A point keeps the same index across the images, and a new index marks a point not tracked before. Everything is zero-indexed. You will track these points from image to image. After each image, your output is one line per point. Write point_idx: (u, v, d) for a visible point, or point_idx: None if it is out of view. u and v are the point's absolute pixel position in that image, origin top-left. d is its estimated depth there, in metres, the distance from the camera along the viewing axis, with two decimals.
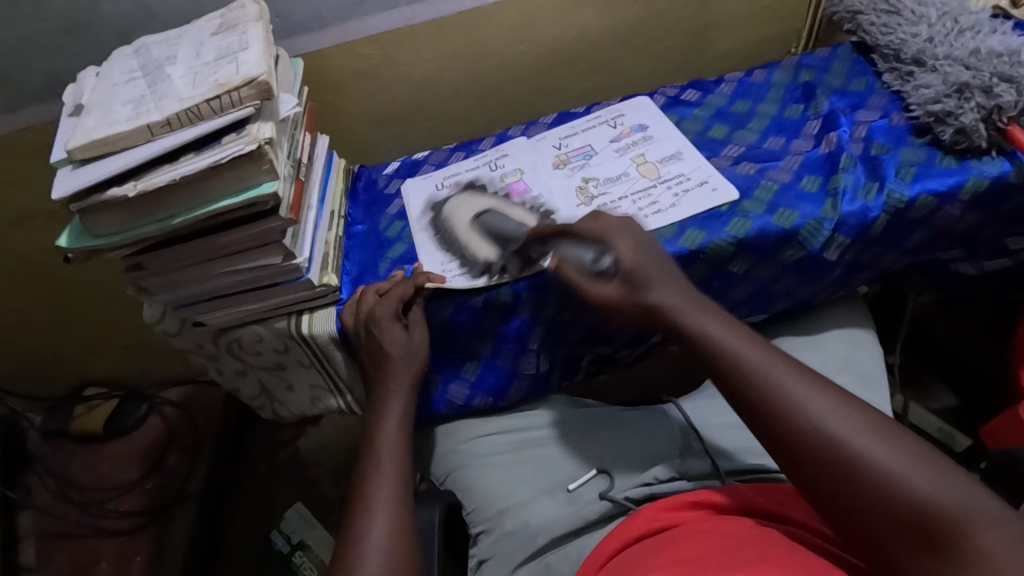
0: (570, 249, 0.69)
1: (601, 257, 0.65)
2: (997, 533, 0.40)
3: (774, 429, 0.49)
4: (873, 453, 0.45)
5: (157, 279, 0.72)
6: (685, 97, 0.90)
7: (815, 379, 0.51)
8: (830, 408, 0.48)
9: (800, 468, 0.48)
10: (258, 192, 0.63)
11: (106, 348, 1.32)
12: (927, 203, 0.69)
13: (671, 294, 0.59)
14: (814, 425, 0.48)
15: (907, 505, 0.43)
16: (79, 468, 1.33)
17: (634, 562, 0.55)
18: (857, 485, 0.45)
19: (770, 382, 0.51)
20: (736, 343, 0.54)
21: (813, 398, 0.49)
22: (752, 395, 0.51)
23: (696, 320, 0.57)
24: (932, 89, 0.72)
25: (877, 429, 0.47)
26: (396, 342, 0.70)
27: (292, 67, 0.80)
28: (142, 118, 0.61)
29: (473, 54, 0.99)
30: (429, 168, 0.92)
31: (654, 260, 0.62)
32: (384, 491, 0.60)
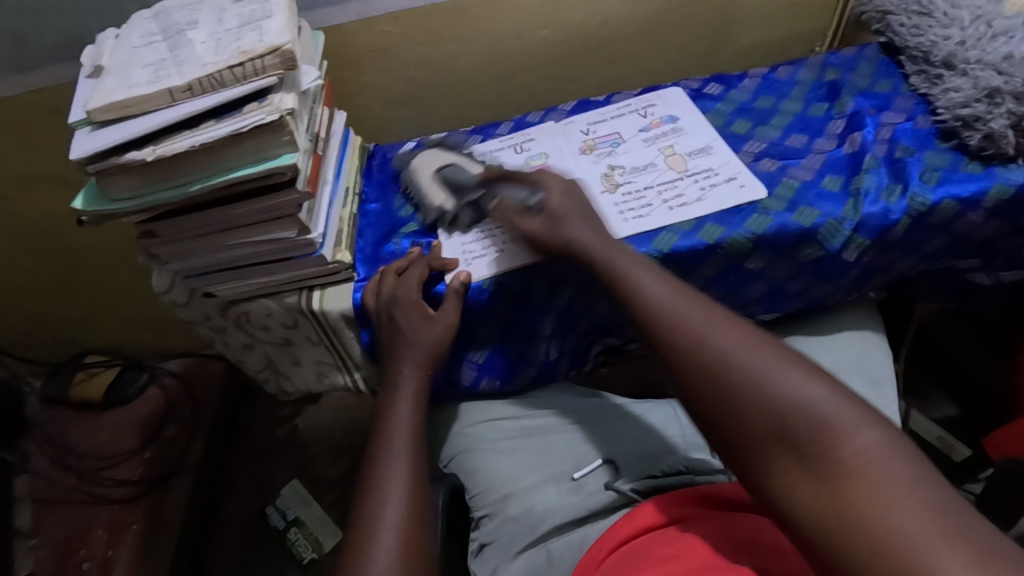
0: (506, 192, 0.74)
1: (534, 198, 0.71)
2: (862, 434, 0.42)
3: (670, 352, 0.53)
4: (748, 358, 0.49)
5: (170, 248, 0.71)
6: (707, 91, 0.89)
7: (714, 308, 0.55)
8: (714, 323, 0.53)
9: (689, 388, 0.51)
10: (277, 163, 0.62)
11: (109, 315, 1.31)
12: (949, 209, 0.69)
13: (589, 235, 0.65)
14: (702, 343, 0.51)
15: (779, 408, 0.45)
16: (77, 437, 1.33)
17: (641, 554, 0.55)
18: (734, 395, 0.48)
19: (670, 309, 0.55)
20: (650, 280, 0.59)
21: (706, 319, 0.53)
22: (652, 323, 0.56)
23: (619, 263, 0.62)
24: (960, 93, 0.71)
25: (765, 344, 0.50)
26: (416, 329, 0.70)
27: (312, 40, 0.79)
28: (163, 82, 0.60)
29: (494, 37, 0.97)
30: (446, 150, 0.91)
31: (575, 207, 0.68)
32: (397, 478, 0.60)
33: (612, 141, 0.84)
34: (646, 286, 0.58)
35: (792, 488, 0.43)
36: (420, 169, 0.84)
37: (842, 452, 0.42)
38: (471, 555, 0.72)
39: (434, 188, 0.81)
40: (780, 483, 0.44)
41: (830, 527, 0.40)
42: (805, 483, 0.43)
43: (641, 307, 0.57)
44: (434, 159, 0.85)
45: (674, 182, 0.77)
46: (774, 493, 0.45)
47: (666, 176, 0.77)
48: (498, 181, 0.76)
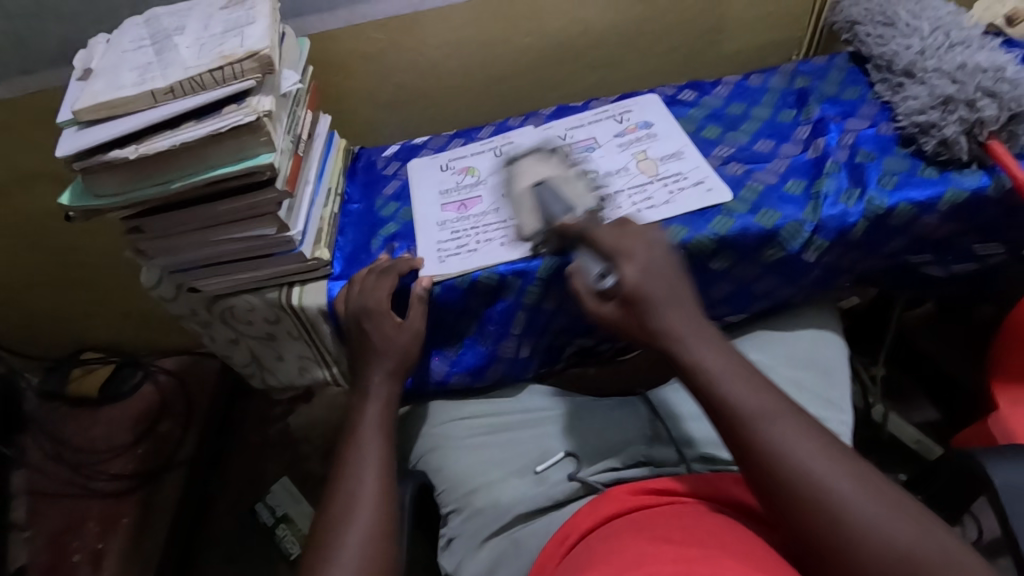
0: (582, 263, 0.69)
1: (607, 275, 0.66)
2: None
3: (772, 478, 0.51)
4: (864, 507, 0.48)
5: (156, 243, 0.74)
6: (681, 97, 0.92)
7: (813, 432, 0.53)
8: (825, 463, 0.51)
9: (799, 525, 0.50)
10: (255, 163, 0.65)
11: (105, 312, 1.35)
12: (905, 212, 0.71)
13: (684, 327, 0.60)
14: (820, 489, 0.49)
15: (895, 555, 0.46)
16: (73, 432, 1.36)
17: (608, 537, 0.57)
18: (854, 547, 0.47)
19: (778, 440, 0.52)
20: (749, 394, 0.55)
21: (805, 442, 0.52)
22: (745, 441, 0.53)
23: (710, 367, 0.58)
24: (918, 100, 0.74)
25: (858, 472, 0.51)
26: (384, 334, 0.72)
27: (298, 46, 0.82)
28: (146, 84, 0.64)
29: (477, 44, 1.00)
30: (428, 152, 0.94)
31: (660, 289, 0.62)
32: (367, 480, 0.63)
33: (587, 146, 0.87)
34: (737, 391, 0.55)
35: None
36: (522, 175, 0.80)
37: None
38: (440, 550, 0.73)
39: (525, 203, 0.77)
40: None
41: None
42: None
43: (735, 422, 0.54)
44: (534, 169, 0.81)
45: (645, 186, 0.79)
46: None
47: (637, 180, 0.80)
48: (579, 239, 0.70)
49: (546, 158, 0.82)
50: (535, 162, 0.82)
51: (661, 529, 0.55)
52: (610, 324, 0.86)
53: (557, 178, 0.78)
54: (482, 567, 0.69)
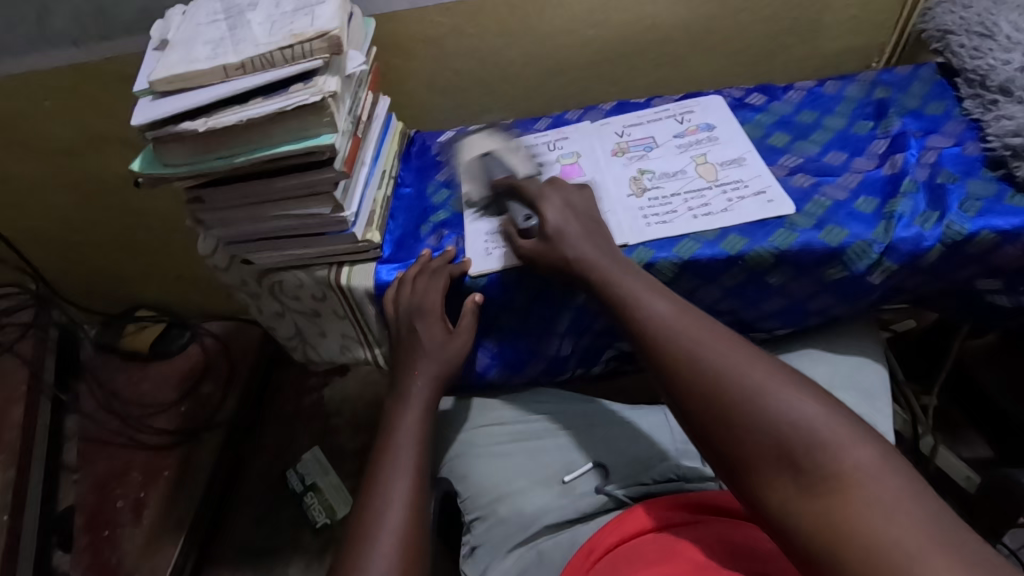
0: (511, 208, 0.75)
1: (532, 216, 0.72)
2: (859, 451, 0.44)
3: (668, 375, 0.53)
4: (746, 375, 0.50)
5: (215, 214, 0.76)
6: (750, 101, 0.88)
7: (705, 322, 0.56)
8: (708, 341, 0.53)
9: (685, 398, 0.52)
10: (316, 143, 0.66)
11: (161, 273, 1.40)
12: (987, 240, 0.66)
13: (590, 253, 0.66)
14: (701, 362, 0.52)
15: (780, 433, 0.46)
16: (123, 384, 1.43)
17: (633, 561, 0.56)
18: (732, 412, 0.49)
19: (669, 326, 0.56)
20: (648, 298, 0.59)
21: (703, 339, 0.54)
22: (649, 346, 0.56)
23: (619, 282, 0.62)
24: (1013, 121, 0.69)
25: (756, 359, 0.51)
26: (434, 339, 0.74)
27: (364, 27, 0.82)
28: (219, 59, 0.65)
29: (542, 33, 0.98)
30: (483, 141, 0.93)
31: (574, 223, 0.69)
32: (400, 485, 0.63)
33: (645, 145, 0.84)
34: (642, 305, 0.59)
35: (786, 506, 0.45)
36: (466, 149, 0.89)
37: (837, 472, 0.43)
38: (462, 558, 0.73)
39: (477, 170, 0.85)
40: (780, 504, 0.45)
41: (822, 532, 0.42)
42: (801, 500, 0.44)
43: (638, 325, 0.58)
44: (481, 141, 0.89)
45: (703, 191, 0.76)
46: (770, 511, 0.46)
47: (696, 185, 0.77)
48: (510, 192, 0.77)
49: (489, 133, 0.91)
50: (481, 135, 0.91)
51: (688, 551, 0.55)
52: None
53: (501, 150, 0.87)
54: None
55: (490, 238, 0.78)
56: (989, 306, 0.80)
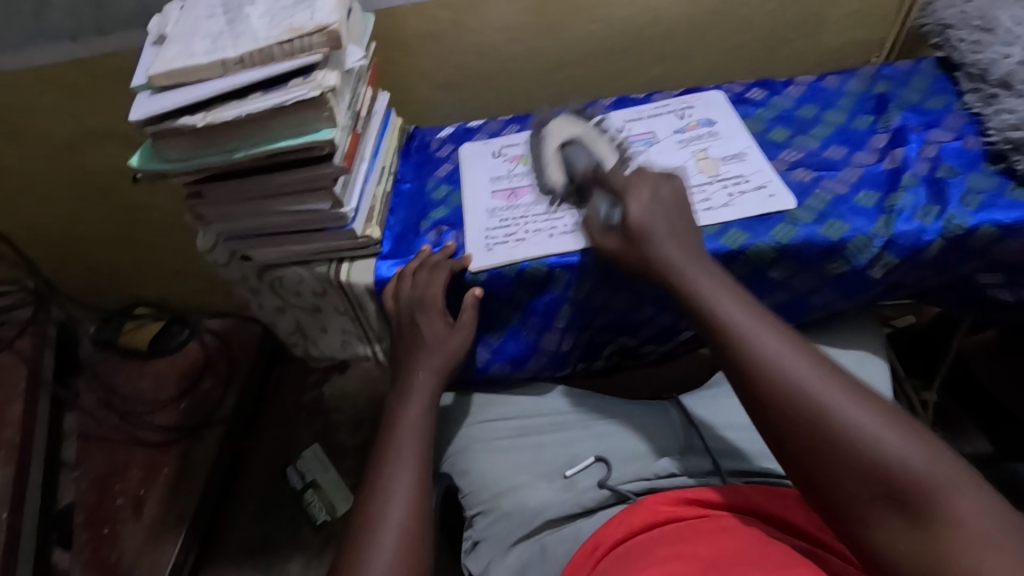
0: (593, 202, 0.72)
1: (615, 206, 0.69)
2: (967, 498, 0.43)
3: (767, 396, 0.52)
4: (847, 411, 0.48)
5: (215, 210, 0.76)
6: (749, 96, 0.88)
7: (802, 347, 0.54)
8: (809, 370, 0.51)
9: (781, 427, 0.50)
10: (316, 138, 0.66)
11: (160, 270, 1.40)
12: (988, 234, 0.66)
13: (677, 253, 0.62)
14: (799, 392, 0.50)
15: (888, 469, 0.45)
16: (123, 381, 1.43)
17: (642, 551, 0.56)
18: (835, 447, 0.47)
19: (764, 347, 0.54)
20: (739, 313, 0.57)
21: (797, 363, 0.52)
22: (743, 366, 0.54)
23: (704, 292, 0.59)
24: (1014, 115, 0.69)
25: (857, 393, 0.50)
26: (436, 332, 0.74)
27: (363, 21, 0.81)
28: (218, 53, 0.64)
29: (542, 28, 0.98)
30: (482, 137, 0.93)
31: (660, 220, 0.65)
32: (404, 481, 0.64)
33: (646, 140, 0.84)
34: (736, 316, 0.56)
35: (893, 544, 0.44)
36: (547, 137, 0.83)
37: (949, 513, 0.43)
38: (464, 552, 0.73)
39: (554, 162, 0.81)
40: (880, 543, 0.45)
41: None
42: (906, 541, 0.43)
43: (727, 343, 0.56)
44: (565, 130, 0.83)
45: (703, 186, 0.76)
46: (870, 548, 0.46)
47: (696, 180, 0.77)
48: (594, 180, 0.74)
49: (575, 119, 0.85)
50: (559, 121, 0.85)
51: (693, 543, 0.54)
52: (654, 326, 0.85)
53: (586, 137, 0.81)
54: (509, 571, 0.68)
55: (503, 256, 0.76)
56: (990, 300, 0.81)
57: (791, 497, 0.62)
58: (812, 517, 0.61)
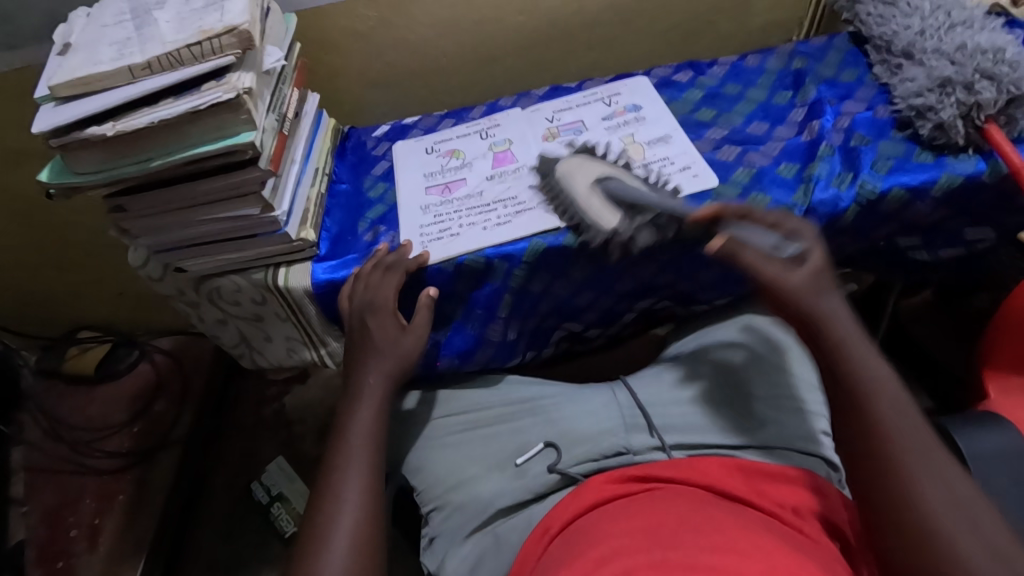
0: (745, 229, 0.65)
1: (781, 247, 0.64)
2: None
3: (900, 501, 0.49)
4: (958, 540, 0.47)
5: (139, 222, 0.74)
6: (676, 78, 0.90)
7: (957, 480, 0.50)
8: (946, 493, 0.49)
9: (907, 545, 0.48)
10: (235, 141, 0.64)
11: (101, 291, 1.34)
12: (898, 197, 0.70)
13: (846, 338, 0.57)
14: (917, 510, 0.48)
15: None
16: (70, 410, 1.37)
17: (588, 528, 0.57)
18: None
19: (906, 458, 0.51)
20: (889, 404, 0.53)
21: (940, 486, 0.49)
22: (870, 446, 0.52)
23: (854, 363, 0.56)
24: (915, 83, 0.72)
25: (995, 548, 0.46)
26: (398, 331, 0.73)
27: (284, 22, 0.80)
28: (124, 59, 0.63)
29: (470, 21, 0.98)
30: (417, 133, 0.93)
31: (832, 282, 0.61)
32: (353, 483, 0.63)
33: (575, 129, 0.85)
34: (887, 408, 0.53)
35: None
36: (575, 176, 0.78)
37: None
38: (421, 550, 0.73)
39: (599, 205, 0.74)
40: None
41: None
42: None
43: (867, 429, 0.53)
44: (582, 169, 0.79)
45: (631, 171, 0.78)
46: None
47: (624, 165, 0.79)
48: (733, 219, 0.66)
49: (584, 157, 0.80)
50: (569, 163, 0.80)
51: (635, 517, 0.55)
52: (597, 309, 0.86)
53: (616, 173, 0.76)
54: (464, 563, 0.69)
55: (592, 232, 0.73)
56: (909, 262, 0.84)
57: (733, 464, 0.65)
58: (751, 485, 0.63)
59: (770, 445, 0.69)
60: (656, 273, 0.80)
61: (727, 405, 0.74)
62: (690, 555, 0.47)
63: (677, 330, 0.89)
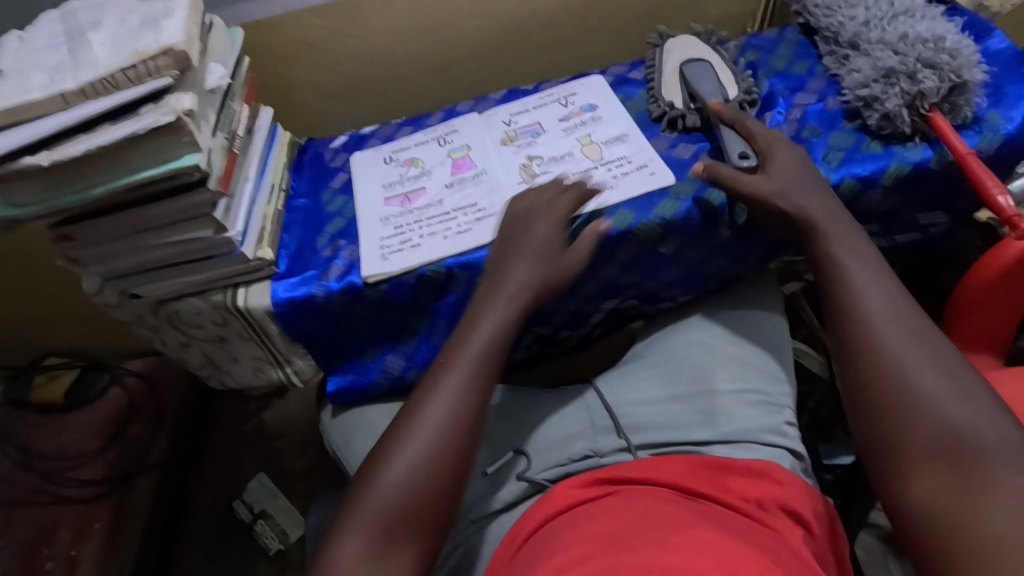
0: (727, 137, 0.73)
1: (748, 156, 0.71)
2: (1015, 474, 0.44)
3: (848, 319, 0.57)
4: (896, 348, 0.53)
5: (89, 250, 0.72)
6: (632, 76, 0.89)
7: (904, 306, 0.56)
8: (889, 309, 0.56)
9: (858, 353, 0.55)
10: (179, 164, 0.63)
11: (65, 316, 1.31)
12: (851, 187, 0.70)
13: (820, 214, 0.64)
14: (865, 328, 0.55)
15: (944, 432, 0.48)
16: (39, 440, 1.33)
17: (554, 536, 0.57)
18: (892, 371, 0.52)
19: (855, 285, 0.58)
20: (847, 255, 0.60)
21: (883, 300, 0.57)
22: (827, 283, 0.60)
23: (824, 230, 0.63)
24: (861, 73, 0.72)
25: (933, 355, 0.52)
26: (548, 262, 0.66)
27: (229, 37, 0.78)
28: (56, 86, 0.61)
29: (424, 27, 0.97)
30: (375, 143, 0.91)
31: (801, 181, 0.67)
32: (437, 406, 0.57)
33: (532, 132, 0.85)
34: (844, 254, 0.61)
35: (929, 492, 0.46)
36: (672, 52, 0.86)
37: (987, 477, 0.45)
38: None
39: (674, 82, 0.84)
40: (912, 488, 0.48)
41: (954, 533, 0.44)
42: (939, 493, 0.46)
43: (824, 271, 0.61)
44: (687, 50, 0.86)
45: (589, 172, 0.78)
46: (907, 494, 0.48)
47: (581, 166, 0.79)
48: (728, 121, 0.74)
49: (694, 40, 0.87)
50: (679, 42, 0.87)
51: (597, 523, 0.55)
52: (565, 312, 0.86)
53: (713, 62, 0.84)
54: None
55: (658, 101, 0.83)
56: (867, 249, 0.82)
57: (698, 461, 0.65)
58: (714, 481, 0.63)
59: (735, 438, 0.70)
60: (619, 274, 0.80)
61: (694, 402, 0.74)
62: (647, 559, 0.47)
63: (646, 328, 0.89)
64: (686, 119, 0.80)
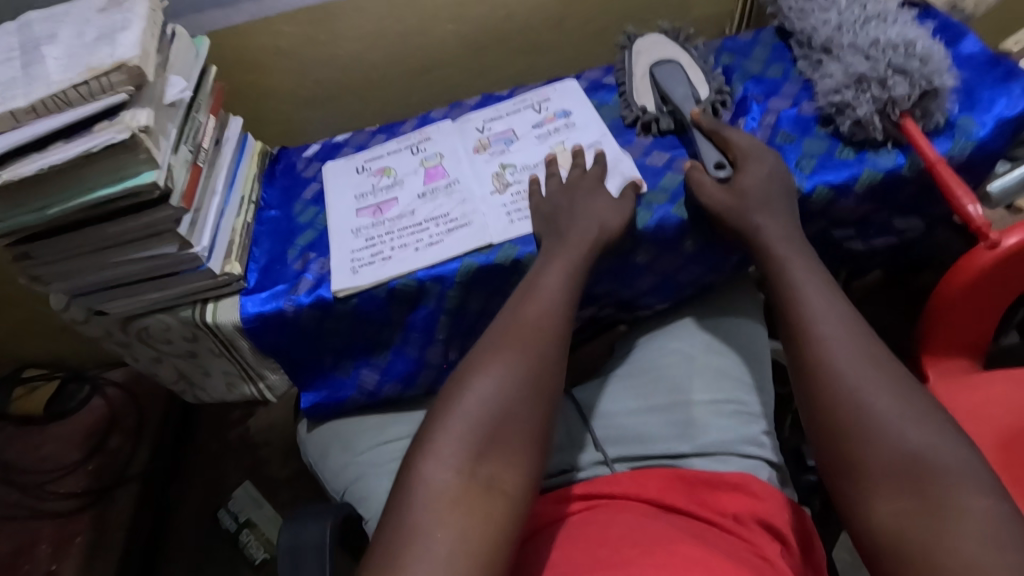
0: (703, 147, 0.73)
1: (724, 166, 0.71)
2: (974, 497, 0.44)
3: (805, 340, 0.56)
4: (851, 371, 0.53)
5: (50, 268, 0.70)
6: (607, 80, 0.88)
7: (858, 326, 0.56)
8: (844, 330, 0.55)
9: (815, 376, 0.54)
10: (136, 182, 0.61)
11: (42, 327, 1.29)
12: (823, 195, 0.70)
13: (777, 235, 0.64)
14: (823, 349, 0.55)
15: (901, 457, 0.47)
16: (18, 452, 1.31)
17: (533, 560, 0.55)
18: (850, 395, 0.51)
19: (809, 307, 0.58)
20: (801, 273, 0.60)
21: (837, 320, 0.56)
22: (782, 302, 0.60)
23: (779, 251, 0.63)
24: (834, 79, 0.72)
25: (887, 377, 0.52)
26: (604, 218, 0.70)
27: (193, 46, 0.77)
28: (6, 103, 0.59)
29: (397, 32, 0.95)
30: (348, 152, 0.90)
31: (767, 193, 0.66)
32: (514, 345, 0.60)
33: (506, 139, 0.84)
34: (796, 275, 0.60)
35: (891, 517, 0.46)
36: (641, 54, 0.85)
37: (949, 501, 0.44)
38: None
39: (645, 86, 0.83)
40: (875, 513, 0.47)
41: (920, 559, 0.43)
42: (900, 518, 0.46)
43: (779, 291, 0.61)
44: (656, 50, 0.85)
45: None
46: (871, 520, 0.47)
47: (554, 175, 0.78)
48: (705, 129, 0.73)
49: (663, 39, 0.86)
50: (647, 41, 0.86)
51: (577, 543, 0.54)
52: None
53: (682, 62, 0.83)
54: None
55: (630, 106, 0.82)
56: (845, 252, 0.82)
57: (676, 476, 0.64)
58: (692, 497, 0.63)
59: (710, 450, 0.69)
60: (595, 283, 0.79)
61: (670, 413, 0.74)
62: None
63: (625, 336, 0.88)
64: (663, 123, 0.79)
